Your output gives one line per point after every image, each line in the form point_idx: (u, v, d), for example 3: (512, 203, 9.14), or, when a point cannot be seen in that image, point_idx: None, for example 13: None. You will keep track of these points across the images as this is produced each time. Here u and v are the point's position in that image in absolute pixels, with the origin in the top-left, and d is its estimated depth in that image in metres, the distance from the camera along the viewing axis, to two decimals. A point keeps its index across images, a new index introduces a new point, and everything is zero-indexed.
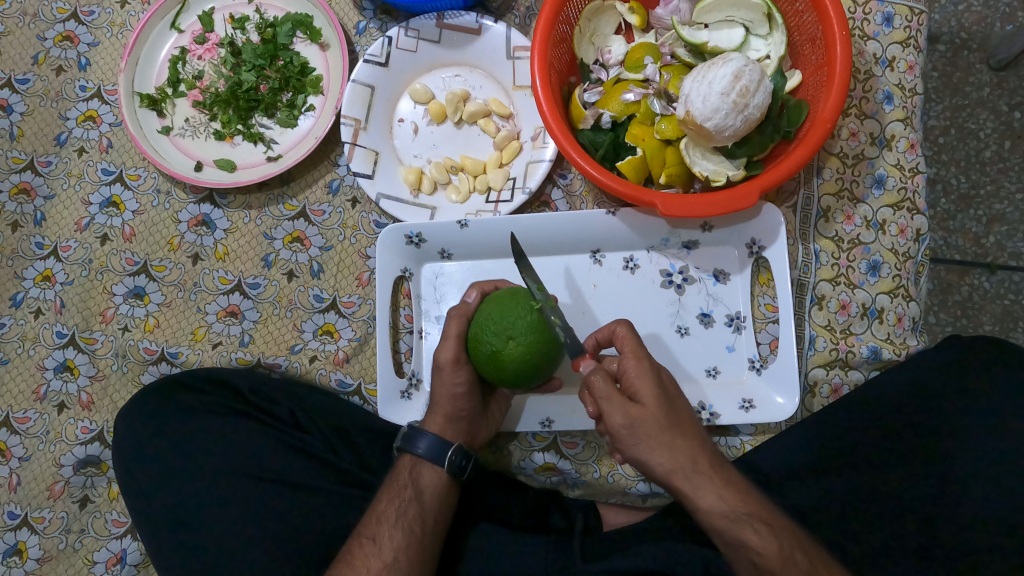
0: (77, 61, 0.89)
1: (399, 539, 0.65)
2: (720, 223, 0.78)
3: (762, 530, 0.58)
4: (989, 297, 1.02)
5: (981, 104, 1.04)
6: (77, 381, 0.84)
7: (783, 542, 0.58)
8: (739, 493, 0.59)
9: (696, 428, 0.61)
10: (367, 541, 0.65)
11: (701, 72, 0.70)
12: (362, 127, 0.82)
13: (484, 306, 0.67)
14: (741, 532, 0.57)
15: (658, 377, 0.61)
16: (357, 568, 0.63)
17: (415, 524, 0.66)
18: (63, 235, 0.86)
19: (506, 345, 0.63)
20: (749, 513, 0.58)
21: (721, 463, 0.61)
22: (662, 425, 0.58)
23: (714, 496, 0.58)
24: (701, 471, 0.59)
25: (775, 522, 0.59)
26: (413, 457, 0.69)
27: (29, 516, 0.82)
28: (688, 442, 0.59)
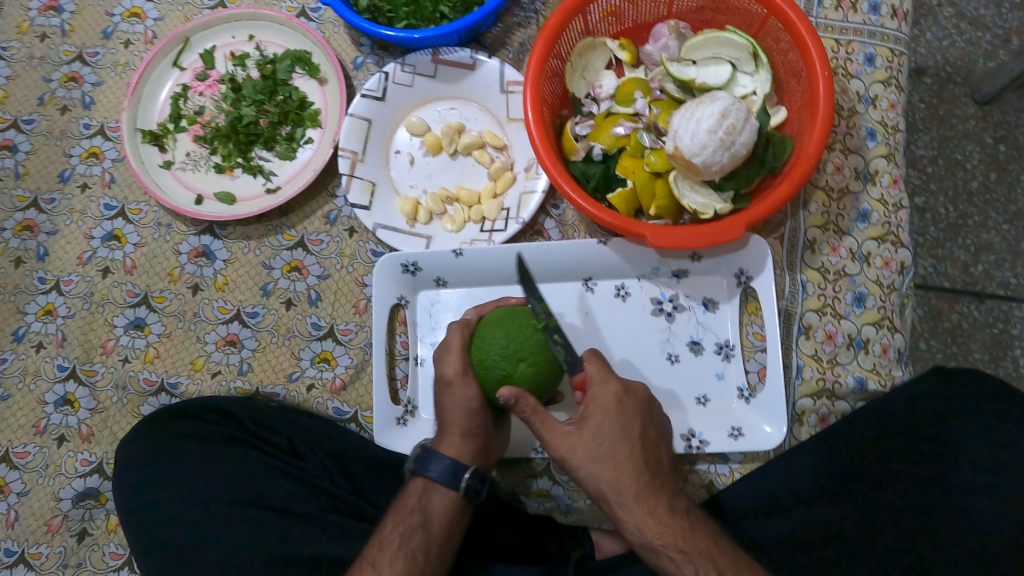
0: (82, 100, 0.91)
1: (400, 566, 0.64)
2: (709, 253, 0.80)
3: (679, 558, 0.60)
4: (979, 325, 1.03)
5: (967, 136, 1.06)
6: (77, 414, 0.84)
7: (702, 568, 0.59)
8: (666, 523, 0.61)
9: (639, 455, 0.62)
10: (368, 565, 0.64)
11: (689, 109, 0.72)
12: (359, 159, 0.84)
13: (485, 331, 0.67)
14: (658, 559, 0.60)
15: (606, 406, 0.63)
16: None
17: (418, 553, 0.65)
18: (66, 269, 0.88)
19: (518, 368, 0.63)
20: (667, 543, 0.60)
21: (659, 491, 0.62)
22: (590, 455, 0.62)
23: (634, 523, 0.61)
24: (624, 500, 0.61)
25: (693, 549, 0.60)
26: (426, 481, 0.70)
27: (26, 552, 0.82)
28: (618, 472, 0.61)
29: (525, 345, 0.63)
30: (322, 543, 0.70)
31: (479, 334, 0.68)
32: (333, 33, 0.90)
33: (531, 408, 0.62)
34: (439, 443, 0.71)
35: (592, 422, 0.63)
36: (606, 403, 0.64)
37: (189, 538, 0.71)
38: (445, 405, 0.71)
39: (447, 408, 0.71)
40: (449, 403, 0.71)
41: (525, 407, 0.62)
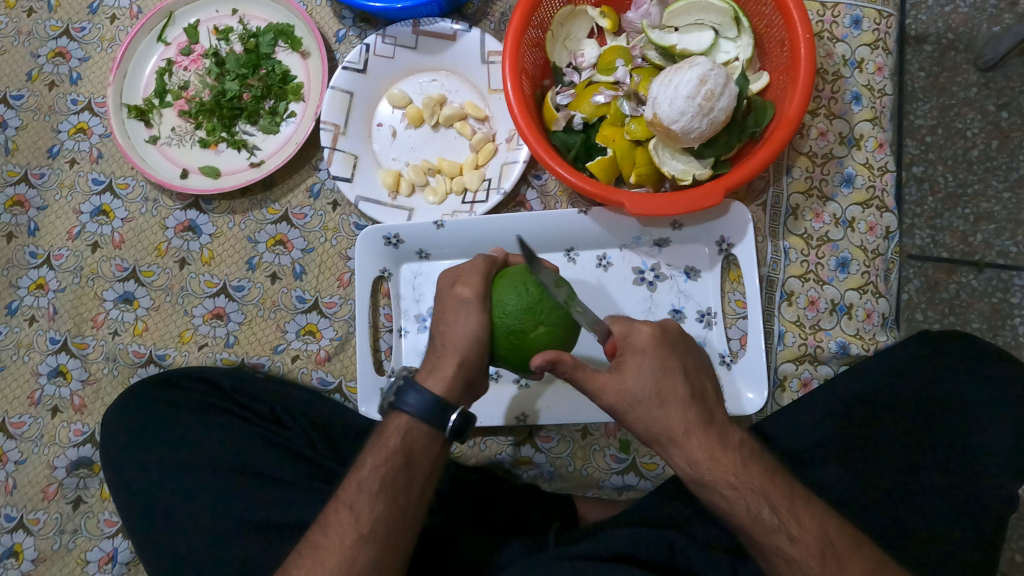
0: (69, 76, 0.91)
1: (380, 509, 0.60)
2: (690, 221, 0.80)
3: (730, 493, 0.57)
4: (977, 295, 0.95)
5: (968, 104, 0.97)
6: (70, 385, 0.86)
7: (753, 503, 0.56)
8: (718, 459, 0.57)
9: (684, 391, 0.58)
10: (345, 507, 0.60)
11: (668, 75, 0.71)
12: (341, 132, 0.84)
13: (511, 277, 0.64)
14: (715, 497, 0.57)
15: (643, 345, 0.60)
16: (331, 535, 0.59)
17: (399, 495, 0.61)
18: (56, 243, 0.89)
19: (538, 329, 0.60)
20: (719, 480, 0.57)
21: (710, 427, 0.58)
22: (638, 397, 0.58)
23: (684, 464, 0.57)
24: (672, 440, 0.58)
25: (745, 482, 0.57)
26: (407, 418, 0.64)
27: (25, 518, 0.85)
28: (666, 412, 0.58)
29: (553, 310, 0.60)
30: (297, 507, 0.70)
31: (505, 279, 0.64)
32: (315, 6, 0.90)
33: (554, 362, 0.59)
34: (427, 375, 0.66)
35: (635, 363, 0.59)
36: (643, 342, 0.60)
37: (172, 502, 0.73)
38: (450, 330, 0.65)
39: (451, 334, 0.65)
40: (455, 330, 0.65)
41: (549, 359, 0.59)
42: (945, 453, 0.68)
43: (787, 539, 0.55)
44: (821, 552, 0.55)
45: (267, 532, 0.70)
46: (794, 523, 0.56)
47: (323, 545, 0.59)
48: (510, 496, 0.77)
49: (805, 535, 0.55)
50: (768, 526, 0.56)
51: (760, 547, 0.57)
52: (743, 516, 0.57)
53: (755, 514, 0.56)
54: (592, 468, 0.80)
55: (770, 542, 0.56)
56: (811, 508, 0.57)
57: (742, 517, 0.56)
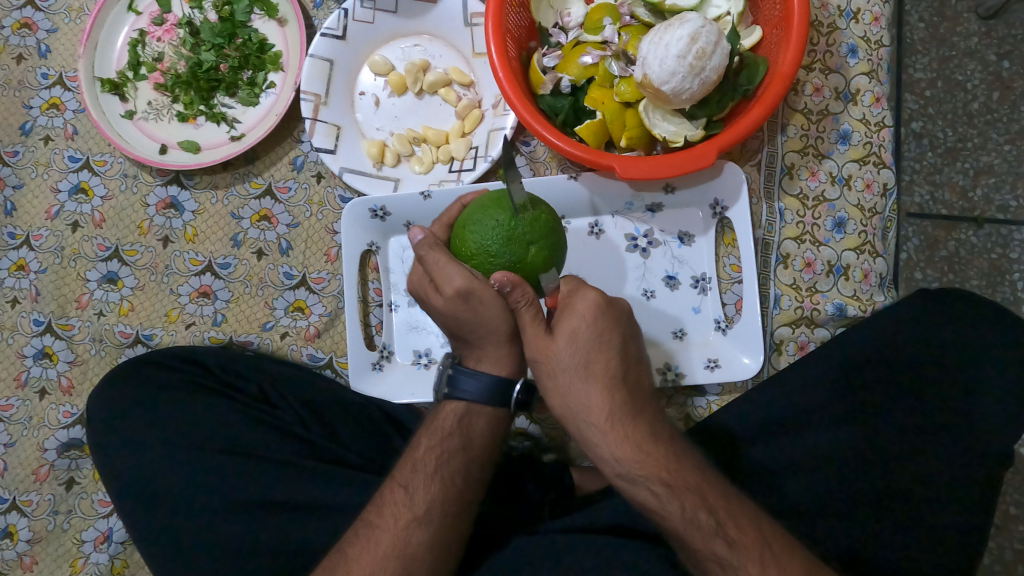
0: (37, 48, 0.89)
1: (436, 491, 0.60)
2: (683, 184, 0.78)
3: (661, 490, 0.55)
4: (977, 252, 0.93)
5: (969, 55, 0.93)
6: (57, 366, 0.86)
7: (688, 505, 0.55)
8: (648, 452, 0.56)
9: (615, 369, 0.58)
10: (400, 488, 0.61)
11: (658, 33, 0.68)
12: (322, 101, 0.81)
13: (483, 203, 0.59)
14: (636, 492, 0.56)
15: (581, 314, 0.58)
16: (385, 516, 0.59)
17: (457, 476, 0.61)
18: (35, 223, 0.87)
19: (527, 249, 0.57)
20: (650, 474, 0.55)
21: (638, 417, 0.57)
22: (562, 366, 0.58)
23: (608, 451, 0.56)
24: (596, 420, 0.57)
25: (681, 482, 0.55)
26: (466, 403, 0.63)
27: (18, 500, 0.85)
28: (591, 391, 0.57)
29: (537, 227, 0.57)
30: (289, 486, 0.70)
31: (473, 210, 0.60)
32: None
33: (525, 300, 0.57)
34: (477, 360, 0.64)
35: (569, 336, 0.58)
36: (582, 311, 0.58)
37: (158, 483, 0.72)
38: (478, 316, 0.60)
39: (481, 325, 0.61)
40: (482, 318, 0.61)
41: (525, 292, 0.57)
42: (942, 412, 0.66)
43: (724, 544, 0.54)
44: (761, 557, 0.53)
45: (257, 512, 0.69)
46: (733, 527, 0.54)
47: (377, 525, 0.59)
48: (511, 469, 0.75)
49: (743, 540, 0.54)
50: (704, 531, 0.54)
51: (696, 553, 0.55)
52: (675, 518, 0.55)
53: (688, 515, 0.54)
54: None
55: (704, 547, 0.54)
56: (747, 524, 0.55)
57: (675, 519, 0.55)
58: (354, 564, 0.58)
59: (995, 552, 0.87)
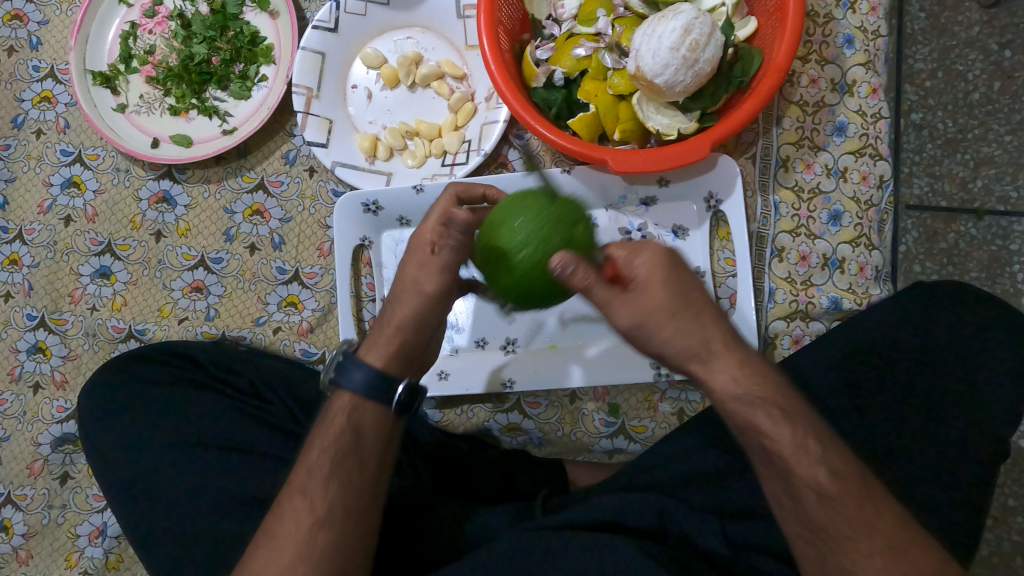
0: (28, 40, 0.88)
1: (333, 492, 0.55)
2: (677, 177, 0.77)
3: (777, 419, 0.48)
4: (976, 244, 0.90)
5: (970, 45, 0.90)
6: (50, 361, 0.86)
7: (800, 429, 0.48)
8: (763, 376, 0.50)
9: (712, 303, 0.52)
10: (297, 495, 0.55)
11: (651, 25, 0.67)
12: (314, 95, 0.81)
13: (504, 204, 0.54)
14: (754, 417, 0.49)
15: (660, 255, 0.52)
16: (286, 523, 0.54)
17: (353, 473, 0.56)
18: (27, 218, 0.87)
19: (576, 223, 0.52)
20: (768, 396, 0.49)
21: (744, 344, 0.51)
22: (661, 303, 0.50)
23: (728, 376, 0.49)
24: (714, 351, 0.50)
25: (791, 407, 0.49)
26: (351, 397, 0.59)
27: (12, 494, 0.85)
28: (698, 323, 0.50)
29: (571, 207, 0.53)
30: (280, 481, 0.69)
31: (497, 211, 0.54)
32: None
33: (591, 276, 0.50)
34: (365, 352, 0.61)
35: (655, 276, 0.51)
36: (657, 250, 0.52)
37: (149, 478, 0.72)
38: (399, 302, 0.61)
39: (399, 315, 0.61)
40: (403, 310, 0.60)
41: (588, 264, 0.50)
42: (938, 406, 0.66)
43: (827, 473, 0.48)
44: (858, 496, 0.48)
45: (247, 508, 0.68)
46: (837, 458, 0.49)
47: (277, 534, 0.54)
48: (503, 463, 0.76)
49: (846, 472, 0.48)
50: (811, 457, 0.48)
51: (794, 481, 0.48)
52: (786, 443, 0.48)
53: (798, 442, 0.48)
54: (581, 433, 0.80)
55: (806, 476, 0.48)
56: (851, 459, 0.50)
57: (786, 443, 0.48)
58: (315, 479, 0.56)
59: (991, 543, 0.87)
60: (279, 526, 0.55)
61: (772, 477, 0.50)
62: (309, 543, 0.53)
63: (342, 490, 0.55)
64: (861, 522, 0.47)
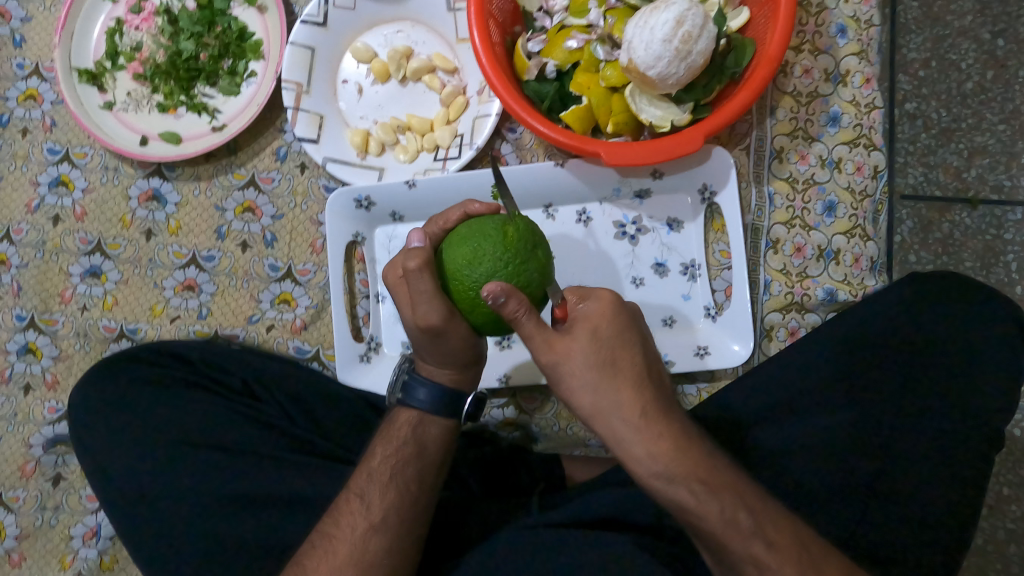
0: (11, 38, 0.87)
1: (390, 499, 0.60)
2: (671, 169, 0.77)
3: (699, 491, 0.52)
4: (971, 233, 0.91)
5: (963, 34, 0.90)
6: (41, 362, 0.85)
7: (726, 505, 0.51)
8: (681, 449, 0.53)
9: (642, 368, 0.55)
10: (356, 498, 0.60)
11: (643, 16, 0.66)
12: (304, 91, 0.80)
13: (454, 252, 0.55)
14: (674, 492, 0.52)
15: (599, 314, 0.55)
16: (343, 526, 0.59)
17: (412, 484, 0.61)
18: (15, 218, 0.86)
19: (528, 239, 0.53)
20: (687, 470, 0.52)
21: (670, 415, 0.55)
22: (588, 364, 0.54)
23: (644, 449, 0.52)
24: (630, 419, 0.53)
25: (715, 480, 0.52)
26: (419, 413, 0.64)
27: (4, 497, 0.84)
28: (619, 391, 0.54)
29: (520, 238, 0.53)
30: (274, 480, 0.69)
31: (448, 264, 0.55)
32: None
33: (523, 308, 0.51)
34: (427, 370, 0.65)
35: (586, 330, 0.55)
36: (599, 311, 0.56)
37: (141, 479, 0.71)
38: (437, 349, 0.61)
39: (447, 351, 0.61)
40: (448, 345, 0.60)
41: (522, 297, 0.52)
42: (933, 397, 0.65)
43: (763, 546, 0.51)
44: (798, 559, 0.51)
45: (241, 508, 0.68)
46: (766, 512, 0.52)
47: (334, 536, 0.59)
48: (501, 460, 0.77)
49: (782, 542, 0.51)
50: (744, 533, 0.51)
51: (732, 554, 0.52)
52: (714, 520, 0.51)
53: (727, 516, 0.51)
54: (577, 428, 0.80)
55: (744, 549, 0.51)
56: (785, 523, 0.52)
57: (714, 518, 0.51)
58: (374, 484, 0.61)
59: (986, 533, 0.87)
60: (335, 528, 0.59)
61: (710, 544, 0.53)
62: (361, 546, 0.58)
63: (398, 499, 0.60)
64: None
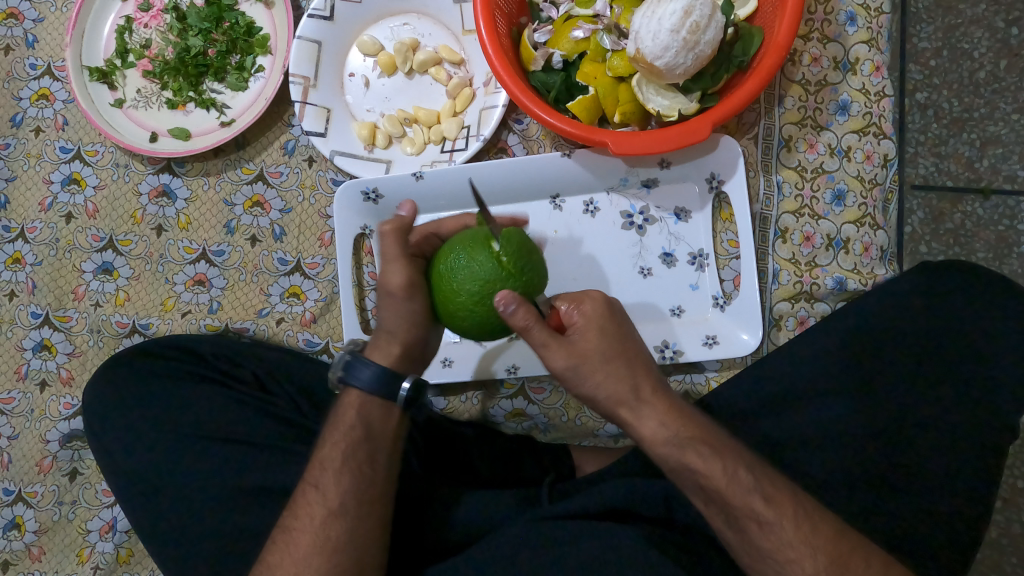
0: (24, 38, 0.88)
1: (345, 484, 0.60)
2: (678, 159, 0.77)
3: (706, 453, 0.54)
4: (983, 224, 0.90)
5: (976, 22, 0.90)
6: (56, 358, 0.86)
7: (729, 464, 0.54)
8: (684, 422, 0.55)
9: (639, 350, 0.57)
10: (312, 489, 0.60)
11: (651, 6, 0.66)
12: (311, 84, 0.80)
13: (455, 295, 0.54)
14: (689, 462, 0.54)
15: (595, 308, 0.56)
16: (301, 518, 0.59)
17: (365, 466, 0.61)
18: (29, 216, 0.87)
19: (527, 255, 0.53)
20: (694, 440, 0.54)
21: (665, 388, 0.57)
22: (596, 358, 0.55)
23: (656, 423, 0.55)
24: (643, 398, 0.55)
25: (714, 442, 0.55)
26: (359, 393, 0.63)
27: (22, 492, 0.85)
28: (626, 378, 0.55)
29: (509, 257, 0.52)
30: (286, 473, 0.69)
31: (476, 332, 0.55)
32: None
33: (535, 319, 0.52)
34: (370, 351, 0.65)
35: (589, 327, 0.56)
36: (592, 306, 0.57)
37: (155, 473, 0.72)
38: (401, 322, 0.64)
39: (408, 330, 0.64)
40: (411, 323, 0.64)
41: (532, 318, 0.53)
42: (944, 384, 0.65)
43: (761, 500, 0.53)
44: (794, 513, 0.53)
45: (255, 499, 0.69)
46: (768, 483, 0.54)
47: (293, 529, 0.59)
48: (506, 450, 0.76)
49: (778, 496, 0.54)
50: (745, 487, 0.53)
51: (734, 511, 0.53)
52: (719, 478, 0.53)
53: (730, 473, 0.53)
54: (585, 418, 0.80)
55: (746, 506, 0.53)
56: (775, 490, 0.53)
57: (718, 476, 0.53)
58: (326, 472, 0.61)
59: (1001, 525, 0.86)
60: (294, 520, 0.60)
61: (715, 510, 0.54)
62: (323, 533, 0.58)
63: (352, 483, 0.60)
64: (801, 540, 0.52)
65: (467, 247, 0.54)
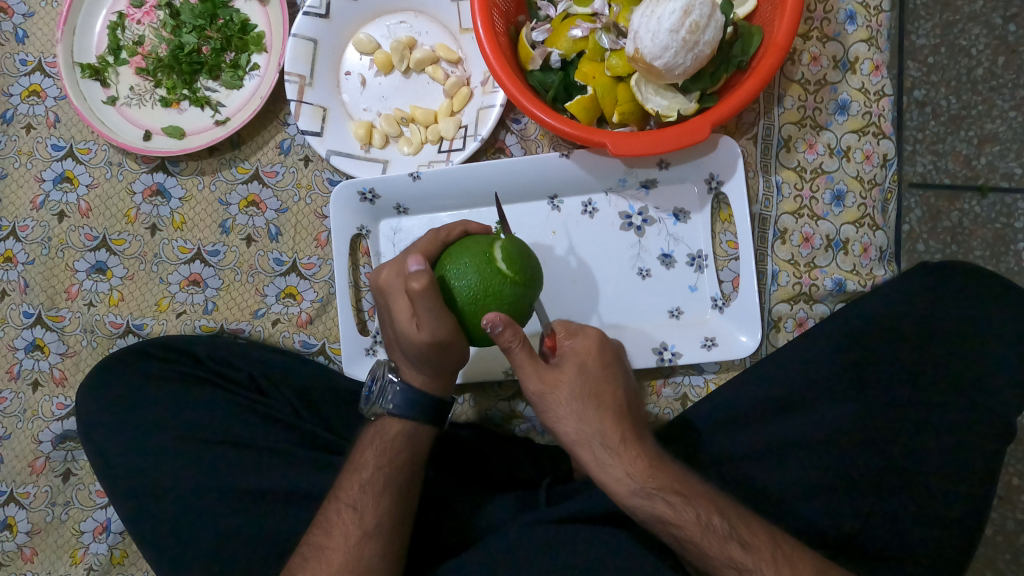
0: (15, 33, 0.87)
1: (384, 506, 0.61)
2: (677, 159, 0.76)
3: (676, 501, 0.54)
4: (980, 222, 0.89)
5: (973, 19, 0.89)
6: (48, 358, 0.85)
7: (703, 512, 0.54)
8: (660, 470, 0.55)
9: (623, 399, 0.57)
10: (347, 508, 0.61)
11: (650, 5, 0.65)
12: (307, 83, 0.80)
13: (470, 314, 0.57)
14: (652, 508, 0.54)
15: (586, 351, 0.58)
16: (334, 536, 0.59)
17: (404, 489, 0.63)
18: (20, 215, 0.86)
19: (527, 261, 0.57)
20: (666, 486, 0.55)
21: (645, 440, 0.57)
22: (570, 393, 0.56)
23: (623, 471, 0.55)
24: (611, 443, 0.55)
25: (690, 491, 0.55)
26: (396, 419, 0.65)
27: (15, 492, 0.85)
28: (598, 422, 0.56)
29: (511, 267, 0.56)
30: (283, 476, 0.69)
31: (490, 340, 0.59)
32: None
33: (519, 340, 0.55)
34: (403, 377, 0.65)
35: (574, 362, 0.57)
36: (585, 348, 0.58)
37: (150, 476, 0.71)
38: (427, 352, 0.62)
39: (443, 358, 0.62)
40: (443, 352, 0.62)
41: (518, 337, 0.55)
42: (944, 387, 0.65)
43: (737, 547, 0.53)
44: (772, 557, 0.53)
45: (251, 503, 0.68)
46: (745, 529, 0.54)
47: (326, 547, 0.59)
48: (505, 452, 0.76)
49: (756, 542, 0.54)
50: (720, 536, 0.53)
51: (710, 561, 0.54)
52: (693, 529, 0.54)
53: (704, 523, 0.54)
54: None
55: (723, 553, 0.53)
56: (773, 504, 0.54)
57: (690, 526, 0.54)
58: (365, 493, 0.61)
59: (996, 523, 0.86)
60: (326, 538, 0.60)
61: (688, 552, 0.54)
62: (357, 553, 0.58)
63: (391, 504, 0.61)
64: None
65: (470, 263, 0.56)
